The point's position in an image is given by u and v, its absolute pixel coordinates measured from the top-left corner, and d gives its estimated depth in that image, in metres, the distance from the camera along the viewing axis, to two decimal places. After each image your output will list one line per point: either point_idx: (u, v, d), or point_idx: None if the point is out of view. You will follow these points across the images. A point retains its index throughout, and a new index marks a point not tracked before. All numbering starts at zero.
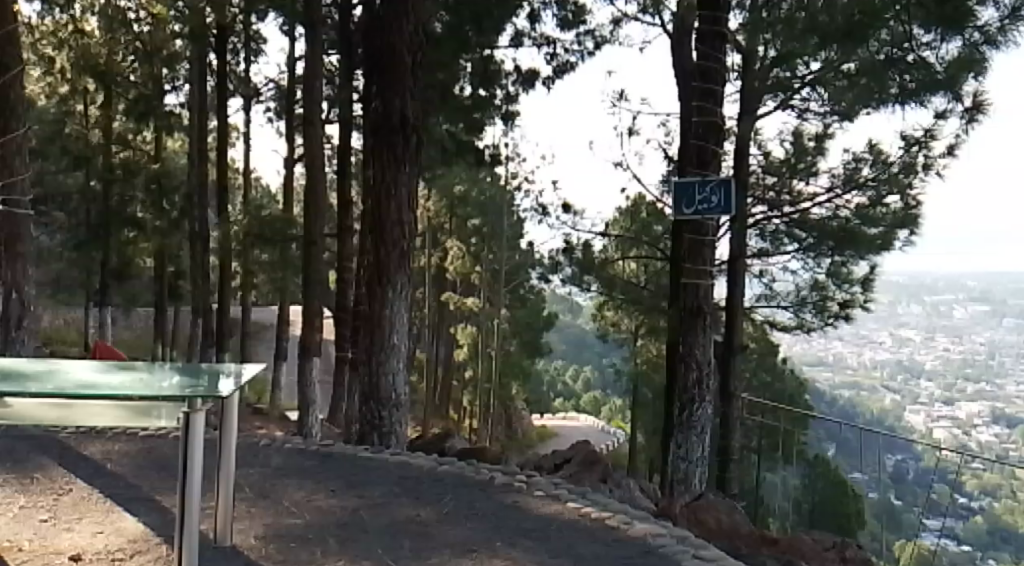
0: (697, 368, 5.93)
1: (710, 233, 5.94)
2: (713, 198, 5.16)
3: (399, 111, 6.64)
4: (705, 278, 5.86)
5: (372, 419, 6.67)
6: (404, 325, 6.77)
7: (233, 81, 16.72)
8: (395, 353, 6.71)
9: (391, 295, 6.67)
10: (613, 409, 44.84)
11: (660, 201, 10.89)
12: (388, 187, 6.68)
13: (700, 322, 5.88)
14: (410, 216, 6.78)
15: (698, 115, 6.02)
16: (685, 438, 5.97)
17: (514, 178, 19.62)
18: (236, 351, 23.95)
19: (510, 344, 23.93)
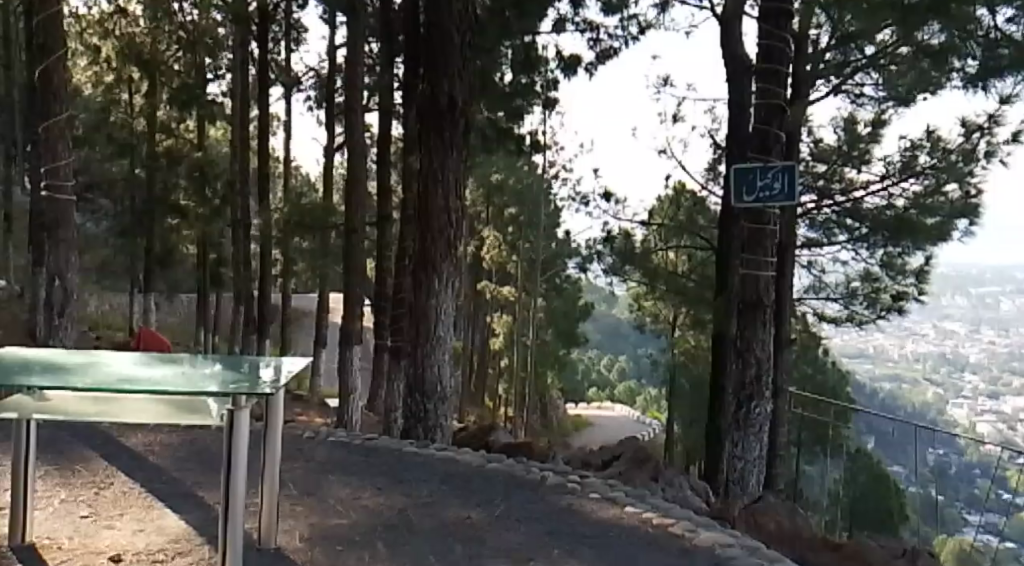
0: (754, 363, 5.76)
1: (772, 221, 5.73)
2: (775, 184, 4.96)
3: (447, 92, 6.52)
4: (765, 269, 5.66)
5: (417, 412, 6.59)
6: (449, 315, 6.66)
7: (274, 69, 16.75)
8: (440, 345, 6.60)
9: (438, 285, 6.56)
10: (649, 400, 44.73)
11: (706, 189, 10.67)
12: (436, 171, 6.56)
13: (760, 316, 5.70)
14: (458, 203, 6.65)
15: (758, 98, 5.85)
16: (742, 438, 5.83)
17: (553, 166, 19.42)
18: (275, 339, 24.11)
19: (547, 334, 23.85)
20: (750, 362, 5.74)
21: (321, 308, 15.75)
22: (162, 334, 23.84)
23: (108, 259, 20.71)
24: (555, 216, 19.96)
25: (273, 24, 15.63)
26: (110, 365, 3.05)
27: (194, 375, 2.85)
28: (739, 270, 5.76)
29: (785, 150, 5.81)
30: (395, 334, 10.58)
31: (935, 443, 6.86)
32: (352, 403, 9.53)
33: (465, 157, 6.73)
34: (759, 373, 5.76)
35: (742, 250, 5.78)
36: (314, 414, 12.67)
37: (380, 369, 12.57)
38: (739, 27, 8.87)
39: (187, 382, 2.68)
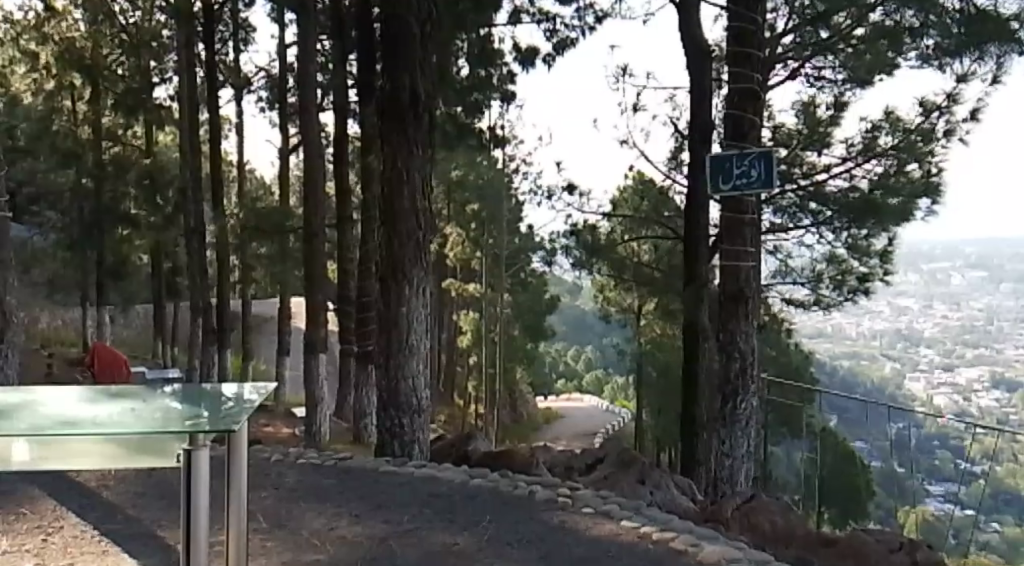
0: (739, 358, 5.81)
1: (750, 210, 5.71)
2: (752, 171, 4.84)
3: (408, 87, 6.29)
4: (746, 259, 5.68)
5: (392, 427, 6.38)
6: (422, 323, 6.45)
7: (223, 71, 16.37)
8: (415, 356, 6.39)
9: (408, 292, 6.35)
10: (616, 389, 45.06)
11: (670, 178, 10.58)
12: (400, 170, 6.33)
13: (741, 309, 5.73)
14: (425, 203, 6.43)
15: (730, 83, 5.79)
16: (729, 434, 5.82)
17: (512, 160, 19.28)
18: (236, 347, 23.67)
19: (513, 328, 23.74)
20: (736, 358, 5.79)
21: (283, 314, 15.45)
22: (120, 347, 23.31)
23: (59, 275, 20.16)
24: (517, 210, 19.80)
25: (220, 25, 15.27)
26: (44, 407, 2.75)
27: (143, 413, 2.57)
28: (720, 262, 5.77)
29: (762, 135, 5.69)
30: (361, 341, 10.36)
31: (895, 419, 7.63)
32: (320, 412, 9.28)
33: (430, 155, 6.52)
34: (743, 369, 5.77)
35: (720, 240, 5.77)
36: (281, 424, 12.41)
37: (346, 375, 12.32)
38: (698, 15, 8.77)
39: (134, 422, 2.39)
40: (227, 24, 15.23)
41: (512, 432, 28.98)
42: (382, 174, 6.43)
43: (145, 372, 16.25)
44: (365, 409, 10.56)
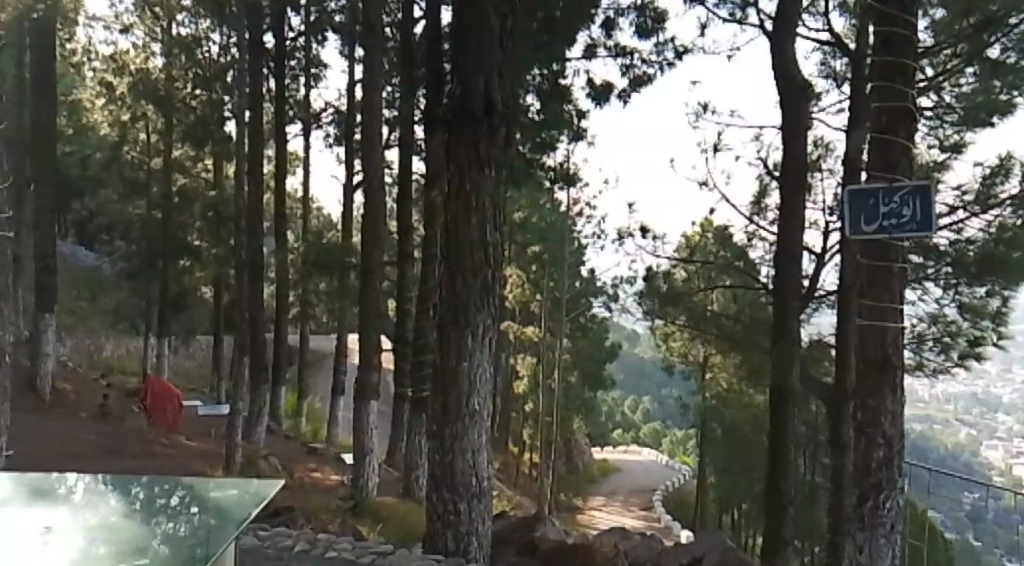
0: (883, 444, 4.67)
1: (899, 258, 4.63)
2: (904, 211, 3.92)
3: (484, 93, 5.63)
4: (892, 319, 4.61)
5: (446, 513, 5.66)
6: (485, 384, 5.74)
7: (292, 106, 16.22)
8: (476, 422, 5.70)
9: (472, 345, 5.68)
10: (675, 443, 44.07)
11: (754, 220, 9.77)
12: (467, 192, 5.70)
13: (886, 380, 4.62)
14: (495, 235, 5.77)
15: (877, 101, 4.83)
16: (867, 541, 4.66)
17: (577, 203, 18.55)
18: (292, 384, 23.34)
19: (572, 375, 22.94)
20: (879, 445, 4.65)
21: (339, 351, 14.96)
22: (179, 378, 23.22)
23: (122, 303, 20.14)
24: (580, 254, 19.12)
25: (292, 59, 15.10)
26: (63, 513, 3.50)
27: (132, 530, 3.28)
28: (859, 323, 4.74)
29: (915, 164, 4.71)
30: (416, 387, 9.74)
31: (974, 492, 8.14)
32: (369, 465, 8.55)
33: (504, 174, 5.87)
34: (889, 457, 4.65)
35: (860, 293, 4.75)
36: (329, 469, 11.83)
37: (399, 421, 11.69)
38: (794, 48, 8.01)
39: None
40: (299, 58, 15.07)
41: (567, 483, 28.09)
42: (447, 198, 5.79)
43: (197, 407, 15.91)
44: (417, 458, 9.95)
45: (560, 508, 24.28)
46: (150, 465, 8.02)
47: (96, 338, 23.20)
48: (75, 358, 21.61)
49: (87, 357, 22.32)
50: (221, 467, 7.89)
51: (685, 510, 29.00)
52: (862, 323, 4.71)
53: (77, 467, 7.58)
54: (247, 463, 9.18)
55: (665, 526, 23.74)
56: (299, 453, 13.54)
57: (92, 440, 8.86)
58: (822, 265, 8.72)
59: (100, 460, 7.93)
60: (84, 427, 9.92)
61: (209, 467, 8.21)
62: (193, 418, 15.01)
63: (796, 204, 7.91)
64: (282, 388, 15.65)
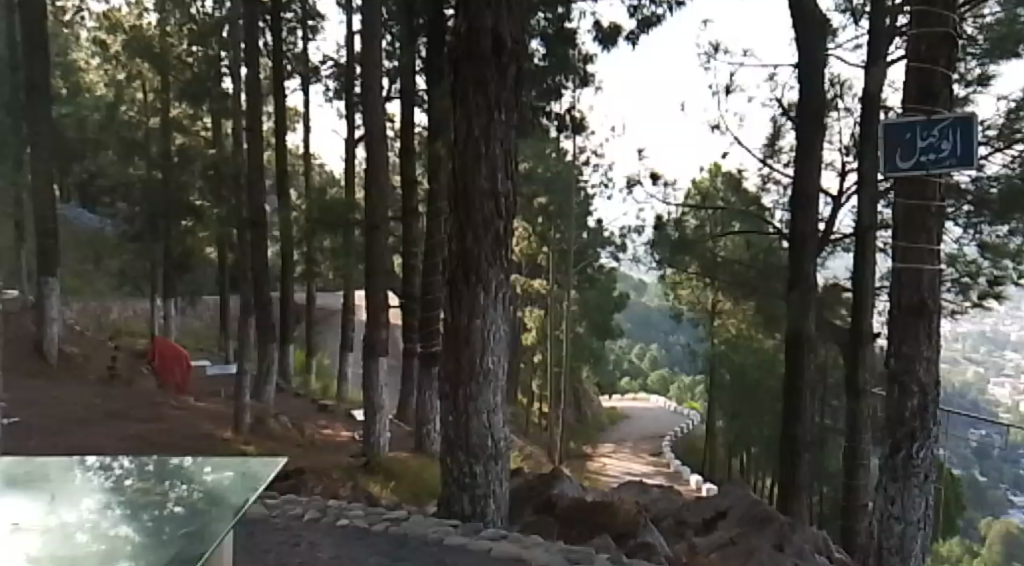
0: (918, 392, 4.86)
1: (938, 195, 4.77)
2: (943, 144, 4.20)
3: (492, 31, 5.40)
4: (930, 261, 4.77)
5: (461, 476, 5.56)
6: (499, 342, 5.61)
7: (290, 60, 15.93)
8: (490, 381, 5.57)
9: (485, 301, 5.53)
10: (683, 389, 44.32)
11: (767, 161, 9.55)
12: (475, 139, 5.49)
13: (924, 326, 4.79)
14: (506, 184, 5.58)
15: (917, 28, 4.81)
16: (901, 492, 4.90)
17: (582, 152, 18.26)
18: (301, 341, 23.33)
19: (580, 326, 22.89)
20: (914, 393, 4.84)
21: (347, 308, 14.88)
22: (186, 338, 23.18)
23: (127, 265, 20.00)
24: (586, 204, 18.91)
25: (289, 12, 14.75)
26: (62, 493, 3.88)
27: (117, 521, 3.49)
28: (897, 264, 4.88)
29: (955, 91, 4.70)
30: (426, 342, 9.64)
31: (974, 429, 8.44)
32: (381, 423, 8.45)
33: (515, 118, 5.65)
34: (922, 404, 4.85)
35: (896, 234, 4.91)
36: (341, 426, 11.81)
37: (409, 375, 11.65)
38: None
39: None
40: (296, 11, 14.72)
41: (577, 432, 28.21)
42: (455, 145, 5.59)
43: (207, 367, 15.89)
44: (428, 413, 9.91)
45: (571, 457, 24.42)
46: (159, 428, 7.94)
47: (101, 300, 23.10)
48: (81, 321, 21.54)
49: (93, 319, 22.25)
50: (232, 428, 7.81)
51: (694, 456, 29.19)
52: (900, 262, 4.85)
53: (86, 432, 7.50)
54: (257, 423, 9.12)
55: (675, 472, 23.90)
56: (309, 411, 13.51)
57: (100, 404, 8.78)
58: (838, 207, 8.57)
59: (110, 425, 7.86)
60: (93, 392, 9.85)
61: (220, 428, 8.14)
62: (203, 377, 15.01)
63: (811, 145, 7.69)
64: (290, 346, 15.60)
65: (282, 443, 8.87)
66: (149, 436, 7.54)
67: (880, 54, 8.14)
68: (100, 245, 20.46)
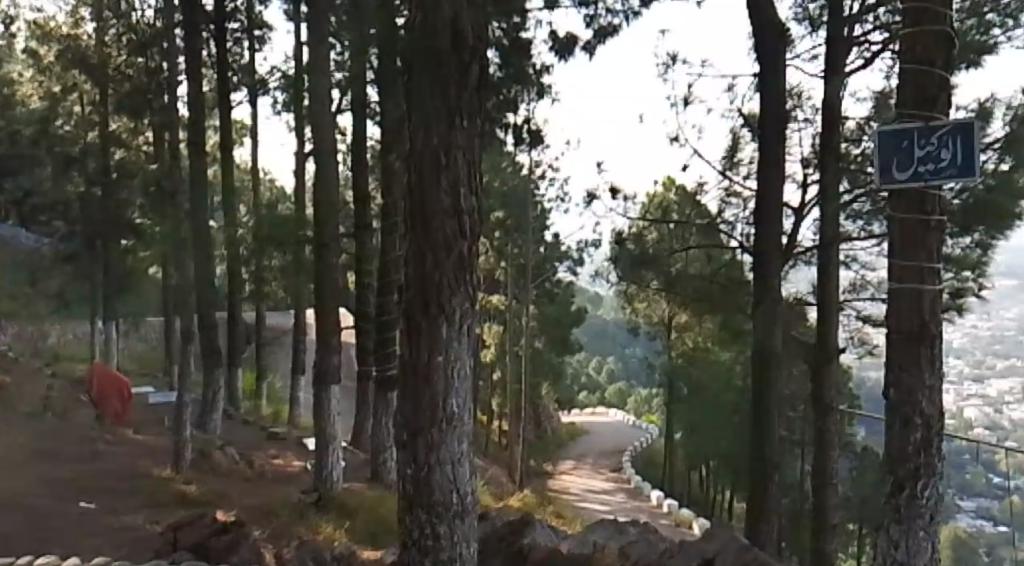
0: (921, 424, 3.98)
1: (937, 209, 3.99)
2: (942, 154, 3.63)
3: (451, 17, 4.41)
4: (929, 281, 3.96)
5: (422, 539, 4.52)
6: (464, 382, 4.60)
7: (237, 74, 15.45)
8: (455, 429, 4.55)
9: (448, 335, 4.50)
10: (640, 402, 44.42)
11: (730, 174, 9.31)
12: (434, 146, 4.48)
13: (924, 354, 3.94)
14: (471, 199, 4.55)
15: (905, 22, 4.01)
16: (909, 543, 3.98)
17: (538, 166, 18.03)
18: (251, 363, 22.69)
19: (538, 341, 22.62)
20: (918, 427, 3.96)
21: (298, 329, 14.37)
22: (131, 362, 22.39)
23: (66, 287, 19.22)
24: (542, 218, 18.65)
25: (234, 23, 14.30)
26: None
27: None
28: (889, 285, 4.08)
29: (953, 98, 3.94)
30: (380, 365, 9.24)
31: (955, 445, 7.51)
32: (333, 454, 7.95)
33: (481, 122, 4.65)
34: (928, 438, 3.97)
35: (891, 253, 4.10)
36: (291, 455, 11.30)
37: (364, 399, 11.21)
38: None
39: None
40: (242, 22, 14.27)
41: (536, 448, 27.90)
42: (410, 153, 4.56)
43: (150, 394, 15.22)
44: (384, 439, 9.50)
45: (530, 475, 24.06)
46: (93, 467, 7.42)
47: (42, 324, 22.22)
48: (21, 347, 20.66)
49: (33, 345, 21.38)
50: (171, 465, 7.33)
51: (654, 470, 29.06)
52: (896, 284, 4.05)
53: (13, 473, 6.96)
54: (201, 456, 8.62)
55: (636, 487, 23.66)
56: (259, 439, 12.95)
57: (30, 440, 8.21)
58: (800, 220, 8.38)
59: (37, 465, 7.29)
60: (23, 425, 9.22)
61: (159, 465, 7.65)
62: (145, 406, 14.35)
63: (774, 156, 7.47)
64: (239, 370, 15.03)
65: (227, 477, 8.38)
66: (81, 477, 7.02)
67: (839, 62, 7.99)
68: (39, 267, 19.65)
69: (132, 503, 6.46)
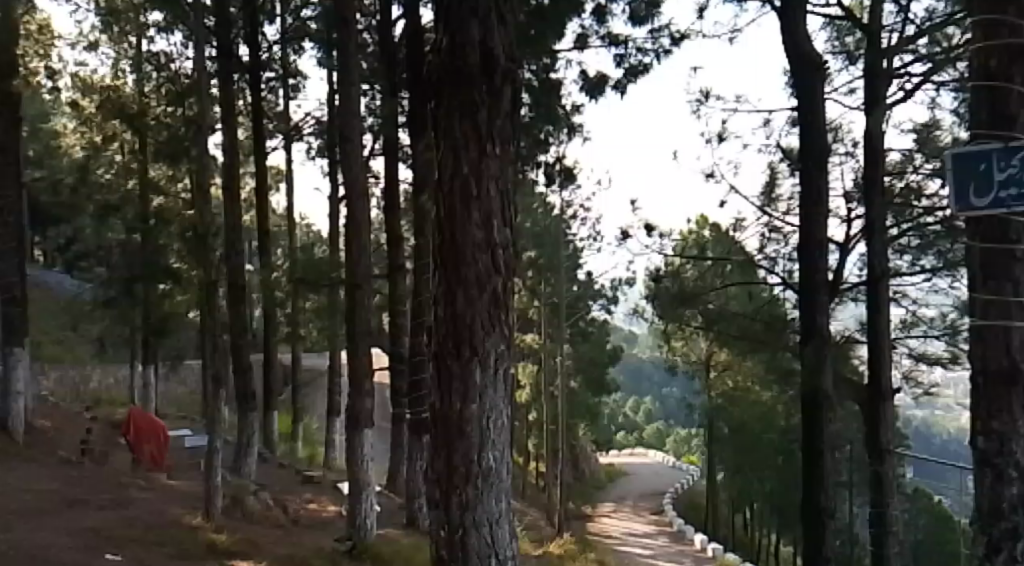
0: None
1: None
2: None
3: (481, 42, 4.16)
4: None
5: None
6: (500, 433, 4.28)
7: (272, 119, 15.58)
8: (491, 485, 4.22)
9: (482, 381, 4.19)
10: (679, 442, 43.73)
11: (770, 208, 8.99)
12: (464, 175, 4.20)
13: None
14: (504, 232, 4.27)
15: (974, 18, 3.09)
16: None
17: (571, 204, 17.88)
18: (287, 405, 22.63)
19: (574, 381, 22.30)
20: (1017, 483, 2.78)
21: (333, 371, 14.25)
22: (170, 406, 22.44)
23: (105, 332, 19.36)
24: (576, 256, 18.46)
25: (269, 71, 14.43)
26: None
27: None
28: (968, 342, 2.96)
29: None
30: (414, 407, 9.05)
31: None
32: (366, 500, 7.68)
33: (513, 150, 4.39)
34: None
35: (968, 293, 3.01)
36: (326, 501, 11.11)
37: (399, 442, 11.00)
38: (806, 22, 7.24)
39: None
40: (276, 68, 14.40)
41: (575, 491, 27.43)
42: (438, 183, 4.29)
43: (186, 437, 15.16)
44: (418, 484, 9.26)
45: (569, 518, 23.60)
46: (123, 516, 7.28)
47: (83, 370, 22.41)
48: (60, 392, 20.75)
49: (72, 389, 21.49)
50: (202, 514, 7.18)
51: (695, 512, 28.39)
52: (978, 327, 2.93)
53: (42, 524, 6.82)
54: (233, 502, 8.45)
55: (677, 530, 23.07)
56: (294, 483, 12.78)
57: (62, 489, 8.11)
58: (846, 255, 8.05)
59: (66, 516, 7.17)
60: (56, 472, 9.14)
61: (190, 514, 7.49)
62: (181, 450, 14.28)
63: (818, 191, 7.18)
64: (274, 413, 14.91)
65: (259, 525, 8.20)
66: (109, 528, 6.88)
67: (881, 95, 7.73)
68: (79, 312, 19.79)
69: (160, 555, 6.27)
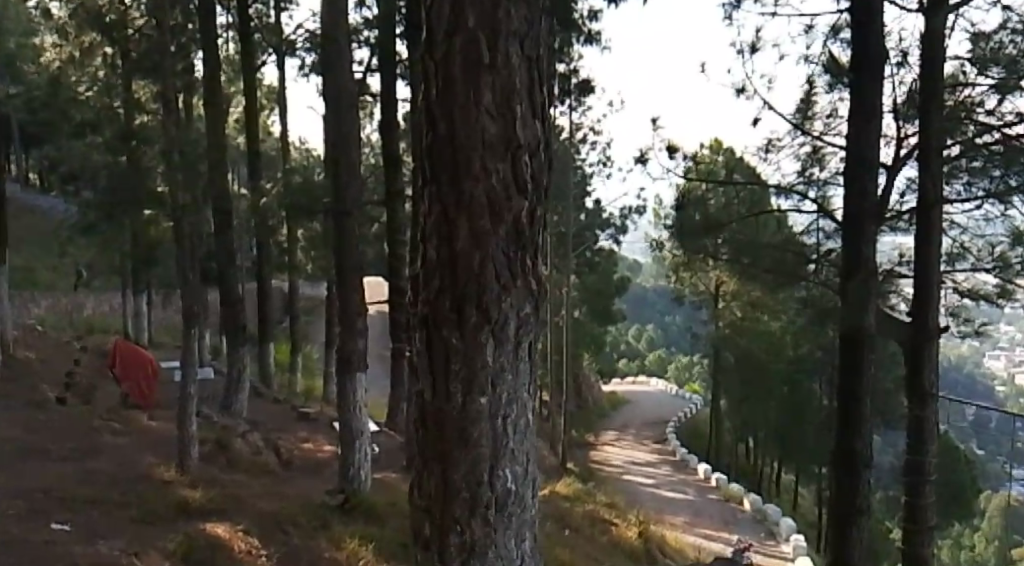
0: None
1: None
2: None
3: None
4: None
5: None
6: (522, 433, 2.92)
7: (263, 33, 14.56)
8: (509, 519, 2.87)
9: (496, 362, 2.81)
10: (680, 369, 43.57)
11: (807, 125, 8.13)
12: (472, 34, 2.74)
13: None
14: (533, 128, 2.82)
15: None
16: None
17: (580, 128, 16.95)
18: (283, 335, 22.04)
19: (579, 310, 21.66)
20: None
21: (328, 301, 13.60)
22: (165, 334, 21.88)
23: (95, 259, 18.63)
24: (584, 182, 17.58)
25: None
26: None
27: None
28: None
29: None
30: None
31: None
32: (360, 448, 7.05)
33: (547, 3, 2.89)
34: None
35: None
36: (320, 439, 10.58)
37: (398, 378, 10.40)
38: None
39: None
40: None
41: (578, 420, 27.12)
42: (433, 55, 2.83)
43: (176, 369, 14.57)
44: None
45: (573, 447, 23.27)
46: (89, 470, 6.73)
47: (75, 297, 21.72)
48: (52, 320, 20.16)
49: (66, 317, 20.86)
50: (178, 467, 6.62)
51: (699, 442, 28.10)
52: None
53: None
54: (217, 448, 7.89)
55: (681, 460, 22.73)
56: (289, 419, 12.23)
57: (30, 436, 7.52)
58: (893, 179, 7.27)
59: (29, 470, 6.60)
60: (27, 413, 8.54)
61: (165, 466, 6.94)
62: (171, 383, 13.72)
63: (869, 105, 6.35)
64: (270, 346, 14.30)
65: (244, 473, 7.65)
66: (75, 484, 6.32)
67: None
68: (68, 238, 19.05)
69: (122, 520, 5.71)
